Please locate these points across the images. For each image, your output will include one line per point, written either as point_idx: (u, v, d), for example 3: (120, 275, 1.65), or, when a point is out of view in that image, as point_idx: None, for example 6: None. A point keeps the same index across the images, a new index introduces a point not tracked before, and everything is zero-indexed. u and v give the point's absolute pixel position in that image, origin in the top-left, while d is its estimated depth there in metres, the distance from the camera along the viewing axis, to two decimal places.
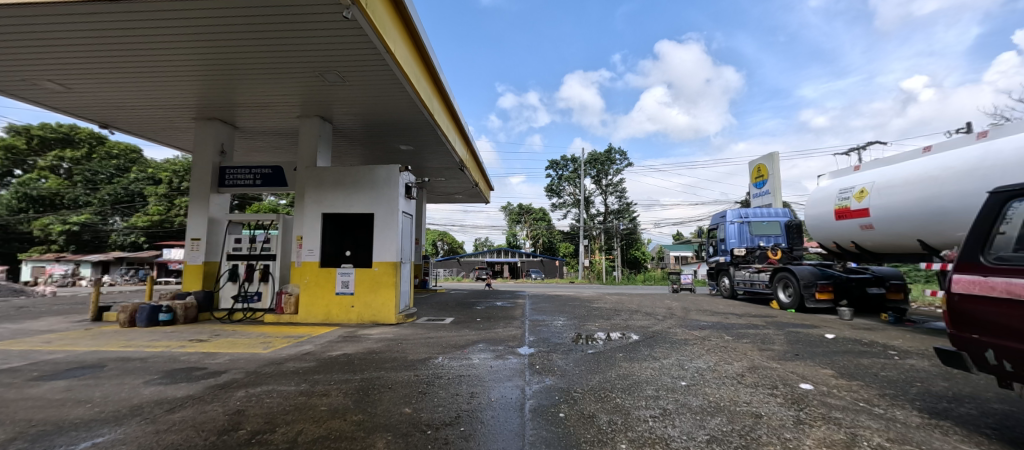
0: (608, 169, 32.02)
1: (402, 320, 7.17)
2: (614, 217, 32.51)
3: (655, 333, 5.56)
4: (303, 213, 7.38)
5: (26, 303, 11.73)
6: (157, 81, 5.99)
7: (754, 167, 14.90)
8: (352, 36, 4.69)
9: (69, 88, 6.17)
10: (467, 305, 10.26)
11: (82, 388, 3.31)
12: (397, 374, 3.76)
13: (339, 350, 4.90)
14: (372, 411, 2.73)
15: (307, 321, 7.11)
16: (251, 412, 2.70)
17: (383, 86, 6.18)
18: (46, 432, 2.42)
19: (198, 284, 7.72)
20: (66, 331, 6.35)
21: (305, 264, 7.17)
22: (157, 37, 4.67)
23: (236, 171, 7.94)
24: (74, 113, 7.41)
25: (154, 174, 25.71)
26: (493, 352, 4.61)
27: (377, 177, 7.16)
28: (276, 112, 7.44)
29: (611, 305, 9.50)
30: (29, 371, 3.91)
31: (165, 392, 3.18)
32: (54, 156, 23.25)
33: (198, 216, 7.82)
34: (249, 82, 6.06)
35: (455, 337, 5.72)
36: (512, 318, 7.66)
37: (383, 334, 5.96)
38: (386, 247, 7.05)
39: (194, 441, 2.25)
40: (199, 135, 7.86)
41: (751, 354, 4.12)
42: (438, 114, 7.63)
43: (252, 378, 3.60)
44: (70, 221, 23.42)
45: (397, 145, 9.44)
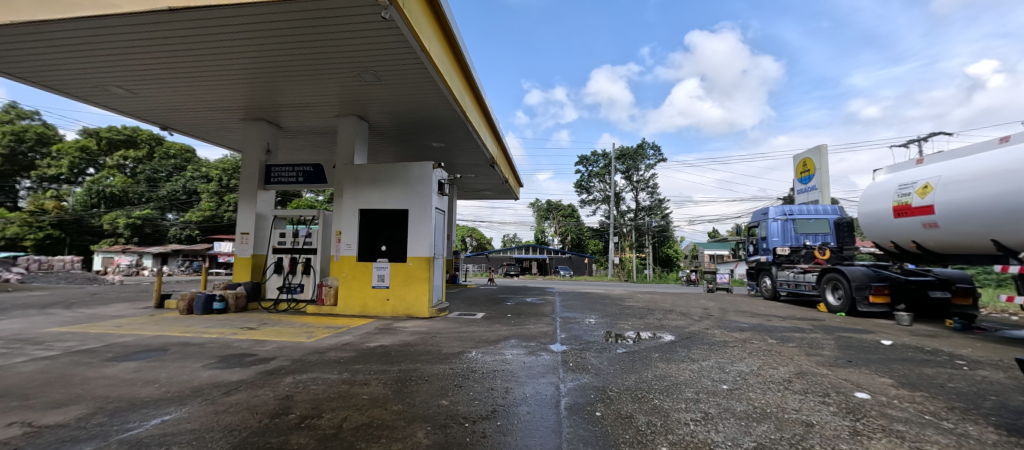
0: (638, 164, 31.28)
1: (435, 314, 7.34)
2: (645, 214, 31.77)
3: (691, 334, 5.39)
4: (341, 209, 7.67)
5: (100, 290, 12.94)
6: (210, 84, 6.40)
7: (799, 161, 14.08)
8: (387, 36, 4.79)
9: (135, 93, 6.70)
10: (498, 300, 10.37)
11: (150, 369, 3.61)
12: (432, 366, 3.85)
13: (377, 341, 5.07)
14: (410, 402, 2.81)
15: (345, 312, 7.40)
16: (299, 398, 2.85)
17: (418, 84, 6.28)
18: (121, 408, 2.66)
19: (247, 275, 8.17)
20: (133, 317, 6.92)
21: (344, 258, 7.45)
22: (211, 43, 4.99)
23: (281, 169, 8.38)
24: (139, 116, 8.05)
25: (206, 172, 27.55)
26: (525, 348, 4.62)
27: (411, 175, 7.34)
28: (316, 111, 7.74)
29: (644, 304, 9.29)
30: (104, 352, 4.31)
31: (222, 376, 3.42)
32: (120, 156, 25.60)
33: (247, 212, 8.28)
34: (292, 84, 6.37)
35: (487, 332, 5.77)
36: (543, 315, 7.61)
37: (418, 328, 6.11)
38: (420, 242, 7.23)
39: (250, 423, 2.40)
40: (247, 135, 8.33)
41: (798, 358, 3.90)
42: (470, 112, 7.66)
43: (298, 365, 3.80)
44: (134, 216, 25.58)
45: (429, 143, 9.62)
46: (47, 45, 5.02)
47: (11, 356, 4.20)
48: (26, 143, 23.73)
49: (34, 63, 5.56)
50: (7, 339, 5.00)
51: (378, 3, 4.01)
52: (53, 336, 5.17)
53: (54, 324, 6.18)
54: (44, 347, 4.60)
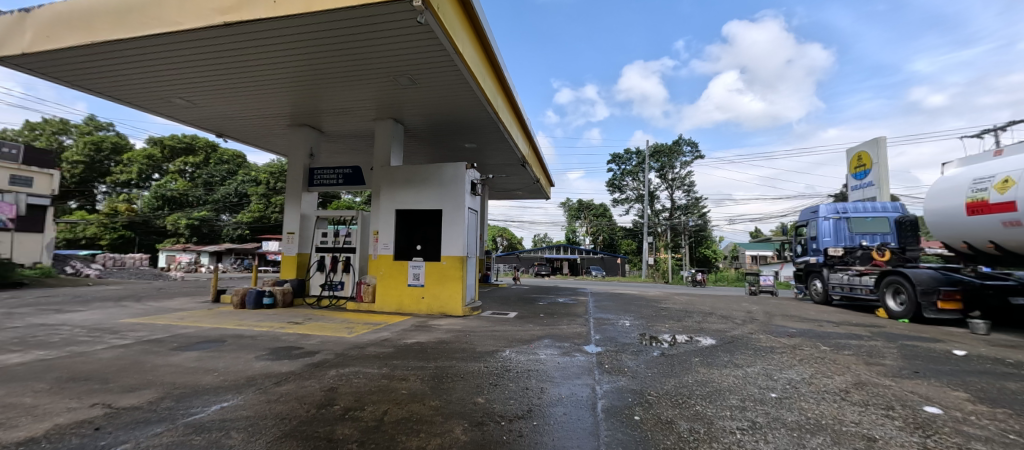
0: (673, 162, 30.23)
1: (468, 312, 7.44)
2: (682, 213, 30.63)
3: (733, 338, 5.14)
4: (379, 210, 7.93)
5: (165, 286, 14.10)
6: (259, 93, 6.81)
7: (853, 155, 13.11)
8: (422, 40, 4.91)
9: (193, 103, 7.25)
10: (530, 300, 10.37)
11: (210, 359, 3.90)
12: (467, 364, 3.91)
13: (413, 338, 5.21)
14: (447, 398, 2.86)
15: (382, 309, 7.65)
16: (342, 390, 2.97)
17: (451, 87, 6.38)
18: (186, 394, 2.89)
19: (293, 273, 8.63)
20: (194, 310, 7.50)
21: (381, 257, 7.70)
22: (260, 53, 5.31)
23: (322, 172, 8.78)
24: (197, 125, 8.69)
25: (255, 176, 29.39)
26: (559, 348, 4.59)
27: (445, 176, 7.48)
28: (354, 116, 8.05)
29: (681, 306, 8.99)
30: (170, 342, 4.69)
31: (272, 367, 3.63)
32: (181, 162, 27.94)
33: (292, 212, 8.76)
34: (333, 90, 6.66)
35: (520, 331, 5.78)
36: (576, 315, 7.53)
37: (452, 325, 6.23)
38: (453, 242, 7.36)
39: (299, 412, 2.53)
40: (292, 140, 8.80)
41: (856, 368, 3.63)
42: (502, 112, 7.69)
43: (340, 359, 3.97)
44: (193, 217, 27.70)
45: (462, 144, 9.77)
46: (121, 61, 5.54)
47: (92, 343, 4.66)
48: (104, 151, 26.56)
49: (110, 79, 6.15)
50: (89, 328, 5.55)
51: (413, 8, 4.12)
52: (126, 326, 5.69)
53: (127, 315, 6.80)
54: (119, 336, 5.08)
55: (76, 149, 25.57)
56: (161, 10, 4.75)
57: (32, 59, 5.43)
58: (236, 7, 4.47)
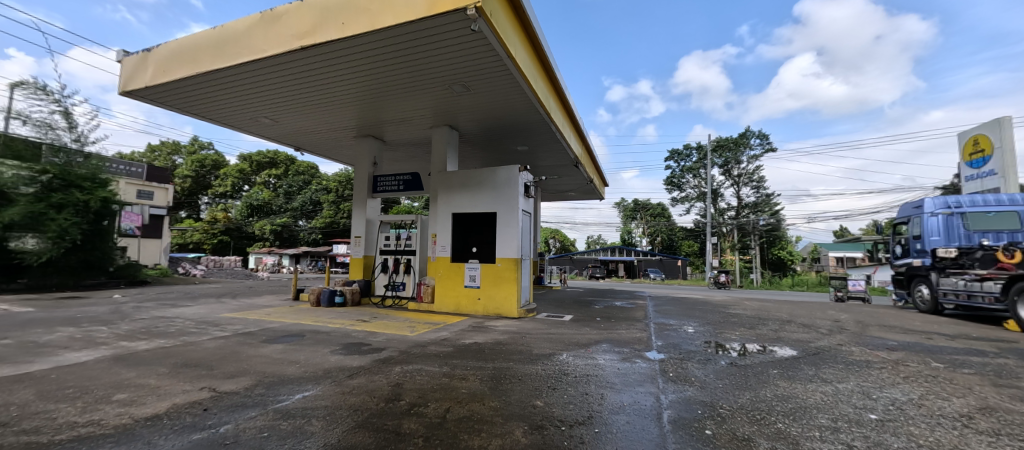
0: (740, 156, 27.92)
1: (523, 314, 7.47)
2: (750, 211, 28.37)
3: (818, 350, 4.62)
4: (436, 213, 8.25)
5: (255, 284, 15.86)
6: (330, 109, 7.44)
7: (966, 141, 11.28)
8: (475, 48, 5.06)
9: (277, 121, 8.11)
10: (585, 302, 10.18)
11: (293, 351, 4.30)
12: (525, 366, 3.91)
13: (471, 338, 5.33)
14: (506, 400, 2.88)
15: (441, 310, 7.93)
16: (408, 386, 3.12)
17: (504, 91, 6.47)
18: (274, 382, 3.21)
19: (360, 273, 9.25)
20: (278, 307, 8.34)
21: (439, 259, 7.99)
22: (331, 72, 5.81)
23: (385, 179, 9.33)
24: (279, 141, 9.70)
25: (326, 185, 32.06)
26: (619, 354, 4.44)
27: (498, 179, 7.60)
28: (413, 125, 8.47)
29: (752, 313, 8.27)
30: (260, 335, 5.25)
31: (345, 361, 3.92)
32: (266, 175, 31.33)
33: (359, 217, 9.40)
34: (394, 101, 7.09)
35: (577, 335, 5.68)
36: (635, 320, 7.23)
37: (508, 327, 6.29)
38: (508, 244, 7.44)
39: (370, 405, 2.69)
40: (358, 150, 9.48)
41: (980, 390, 3.07)
42: (555, 113, 7.63)
43: (404, 356, 4.17)
44: (275, 223, 30.85)
45: (514, 147, 9.86)
46: (220, 88, 6.37)
47: (199, 334, 5.37)
48: (206, 167, 30.60)
49: (212, 104, 7.09)
50: (197, 321, 6.40)
51: (467, 17, 4.26)
52: (226, 320, 6.48)
53: (226, 310, 7.75)
54: (220, 328, 5.79)
55: (186, 166, 29.77)
56: (250, 40, 5.42)
57: (153, 90, 6.44)
58: (311, 31, 4.97)
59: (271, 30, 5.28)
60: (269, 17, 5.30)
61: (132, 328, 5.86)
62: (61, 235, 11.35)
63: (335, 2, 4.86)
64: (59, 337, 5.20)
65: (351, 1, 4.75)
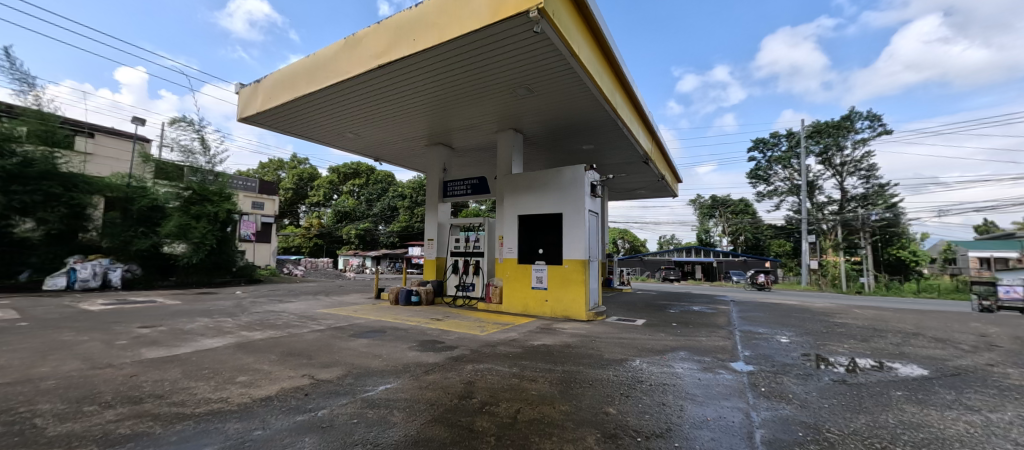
0: (842, 141, 24.31)
1: (592, 317, 7.28)
2: (857, 205, 24.78)
3: (958, 371, 3.82)
4: (503, 216, 8.39)
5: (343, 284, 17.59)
6: (404, 120, 7.97)
7: None
8: (538, 50, 5.06)
9: (359, 135, 8.90)
10: (659, 306, 9.63)
11: (376, 346, 4.67)
12: (595, 371, 3.79)
13: (539, 340, 5.32)
14: (577, 404, 2.82)
15: (509, 310, 8.05)
16: (479, 385, 3.20)
17: (569, 90, 6.39)
18: (361, 373, 3.51)
19: (433, 274, 9.77)
20: (363, 304, 9.13)
21: (507, 260, 8.13)
22: (405, 86, 6.23)
23: (454, 184, 9.75)
24: (362, 153, 10.64)
25: (401, 192, 34.65)
26: (699, 363, 4.11)
27: (564, 179, 7.52)
28: (480, 130, 8.74)
29: (864, 323, 7.13)
30: (349, 329, 5.80)
31: (422, 357, 4.15)
32: (351, 184, 34.61)
33: (431, 221, 9.92)
34: (461, 109, 7.38)
35: (651, 341, 5.37)
36: (717, 327, 6.64)
37: (577, 330, 6.17)
38: (575, 245, 7.32)
39: (445, 400, 2.81)
40: (430, 158, 10.02)
41: None
42: (622, 109, 7.34)
43: (475, 355, 4.30)
44: (359, 228, 33.89)
45: (579, 146, 9.69)
46: (313, 109, 7.19)
47: (300, 327, 6.08)
48: (304, 180, 34.70)
49: (307, 124, 8.01)
50: (299, 315, 7.26)
51: (530, 20, 4.29)
52: (321, 315, 7.27)
53: (321, 306, 8.69)
54: (317, 322, 6.50)
55: (288, 179, 34.12)
56: (336, 64, 6.03)
57: (262, 115, 7.47)
58: (388, 50, 5.38)
59: (354, 53, 5.83)
60: (352, 41, 5.86)
61: (249, 320, 6.84)
62: (202, 241, 13.80)
63: (408, 21, 5.21)
64: (197, 326, 6.25)
65: (421, 18, 5.07)
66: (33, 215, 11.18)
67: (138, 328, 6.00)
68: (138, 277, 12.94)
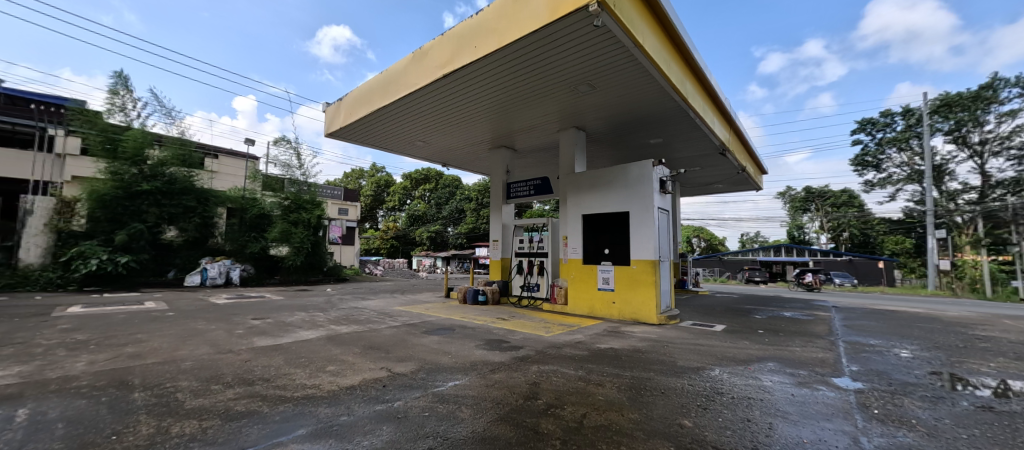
0: (982, 114, 20.08)
1: (664, 321, 6.87)
2: (1008, 191, 20.27)
3: None
4: (567, 216, 8.29)
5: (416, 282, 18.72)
6: (468, 126, 8.27)
7: None
8: (598, 44, 4.92)
9: (427, 142, 9.42)
10: (741, 311, 8.77)
11: (446, 343, 4.89)
12: (668, 379, 3.56)
13: (606, 343, 5.15)
14: (648, 413, 2.68)
15: (574, 312, 7.91)
16: (544, 387, 3.18)
17: (633, 83, 6.11)
18: (433, 369, 3.69)
19: (499, 274, 9.96)
20: (434, 302, 9.63)
21: (571, 261, 8.01)
22: (467, 92, 6.45)
23: (518, 185, 9.85)
24: (431, 159, 11.24)
25: (468, 195, 36.08)
26: (792, 376, 3.66)
27: (630, 176, 7.22)
28: (541, 131, 8.73)
29: (1018, 338, 5.79)
30: (421, 326, 6.14)
31: (488, 356, 4.25)
32: (422, 189, 36.75)
33: (496, 222, 10.14)
34: (522, 111, 7.45)
35: (732, 349, 4.91)
36: (814, 336, 5.85)
37: (647, 334, 5.86)
38: (643, 245, 6.98)
39: (510, 400, 2.84)
40: (493, 161, 10.25)
41: None
42: (694, 98, 6.82)
43: (540, 356, 4.29)
44: (430, 230, 35.85)
45: (647, 140, 9.22)
46: (387, 122, 7.76)
47: (379, 323, 6.58)
48: (382, 186, 37.68)
49: (381, 135, 8.67)
50: (378, 312, 7.88)
51: (589, 13, 4.17)
52: (397, 312, 7.80)
53: (397, 304, 9.34)
54: (393, 319, 6.99)
55: (368, 187, 37.28)
56: (405, 77, 6.45)
57: (344, 130, 8.26)
58: (451, 60, 5.62)
59: (420, 65, 6.19)
60: (419, 55, 6.22)
61: (337, 315, 7.58)
62: (300, 244, 15.66)
63: (469, 29, 5.40)
64: (296, 319, 7.08)
65: (481, 25, 5.21)
66: (177, 224, 13.59)
67: (251, 320, 6.97)
68: (251, 275, 14.96)
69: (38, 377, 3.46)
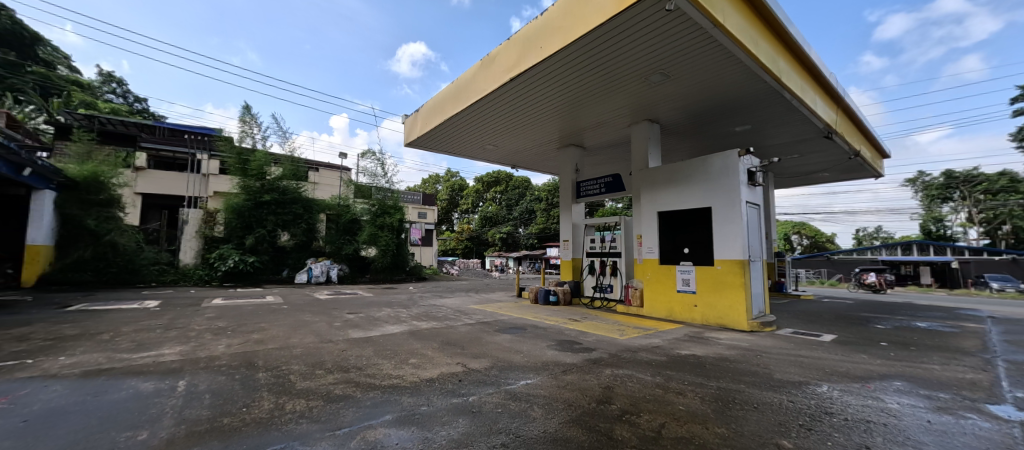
0: None
1: (757, 328, 6.19)
2: None
3: None
4: (641, 214, 7.90)
5: None
6: (535, 126, 8.32)
7: None
8: (672, 29, 4.61)
9: (497, 145, 9.66)
10: (857, 319, 7.54)
11: (518, 342, 4.96)
12: (763, 393, 3.20)
13: (688, 349, 4.79)
14: (737, 429, 2.43)
15: (651, 314, 7.51)
16: (619, 392, 3.06)
17: (714, 68, 5.62)
18: (505, 367, 3.78)
19: (570, 275, 9.85)
20: (506, 302, 9.85)
21: (647, 261, 7.62)
22: (534, 93, 6.49)
23: (587, 184, 9.65)
24: (500, 162, 11.51)
25: (537, 195, 36.46)
26: (928, 400, 3.04)
27: (712, 168, 6.65)
28: (611, 126, 8.43)
29: None
30: (495, 325, 6.32)
31: (560, 357, 4.22)
32: (493, 191, 37.92)
33: (566, 222, 10.03)
34: (590, 107, 7.28)
35: (845, 363, 4.24)
36: (961, 352, 4.80)
37: (736, 341, 5.33)
38: (729, 243, 6.38)
39: (583, 403, 2.78)
40: (562, 160, 10.16)
41: None
42: (789, 77, 6.04)
43: (615, 360, 4.14)
44: (502, 231, 36.79)
45: (731, 128, 8.40)
46: (458, 128, 8.12)
47: (456, 320, 6.91)
48: (456, 190, 39.69)
49: (454, 141, 9.11)
50: (454, 310, 8.29)
51: None
52: (472, 310, 8.13)
53: (471, 302, 9.72)
54: (468, 317, 7.30)
55: (444, 191, 39.50)
56: (475, 84, 6.70)
57: (422, 139, 8.85)
58: (518, 62, 5.70)
59: (489, 71, 6.38)
60: (487, 61, 6.41)
61: (418, 312, 8.14)
62: (386, 246, 17.17)
63: (535, 30, 5.42)
64: (383, 315, 7.75)
65: (547, 24, 5.21)
66: (290, 229, 15.57)
67: (347, 314, 7.80)
68: (346, 274, 16.76)
69: (192, 355, 4.26)
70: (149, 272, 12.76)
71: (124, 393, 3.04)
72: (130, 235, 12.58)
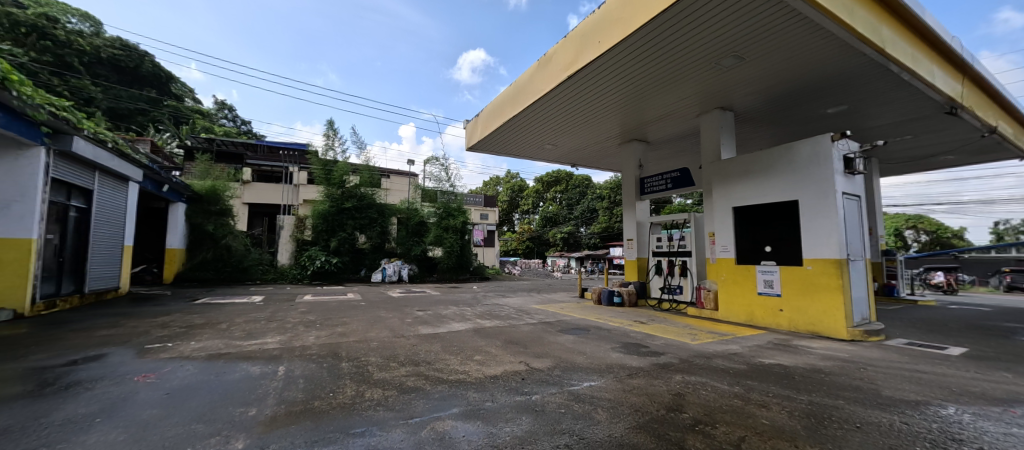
0: None
1: (859, 337, 5.42)
2: None
3: None
4: (714, 209, 7.34)
5: None
6: (595, 123, 8.14)
7: None
8: (745, 7, 4.23)
9: (556, 144, 9.59)
10: (997, 330, 6.25)
11: (581, 343, 4.88)
12: (867, 411, 2.79)
13: (772, 358, 4.35)
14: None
15: (728, 318, 6.94)
16: (691, 399, 2.88)
17: (797, 44, 5.04)
18: (568, 367, 3.74)
19: (635, 275, 9.47)
20: (569, 302, 9.75)
21: (721, 261, 7.06)
22: (593, 89, 6.36)
23: (652, 180, 9.19)
24: (560, 161, 11.42)
25: (599, 193, 35.56)
26: None
27: (799, 156, 5.97)
28: (678, 117, 7.95)
29: None
30: (557, 325, 6.29)
31: (626, 360, 4.07)
32: (553, 191, 37.76)
33: (630, 220, 9.65)
34: (654, 99, 6.94)
35: (981, 382, 3.53)
36: None
37: (832, 351, 4.71)
38: (822, 241, 5.66)
39: (651, 409, 2.66)
40: (624, 156, 9.79)
41: None
42: (897, 46, 5.20)
43: (686, 365, 3.90)
44: (563, 231, 36.44)
45: (822, 111, 7.46)
46: (518, 129, 8.22)
47: (518, 319, 7.00)
48: (516, 191, 40.18)
49: (514, 143, 9.23)
50: (517, 309, 8.40)
51: None
52: (534, 310, 8.17)
53: (533, 302, 9.78)
54: (530, 316, 7.34)
55: (505, 192, 40.20)
56: (533, 85, 6.74)
57: (483, 142, 9.10)
58: (576, 60, 5.63)
59: (546, 71, 6.38)
60: (545, 61, 6.41)
61: (482, 310, 8.38)
62: (451, 247, 17.92)
63: (593, 25, 5.31)
64: (450, 312, 8.10)
65: (605, 17, 5.07)
66: (366, 232, 16.93)
67: (417, 311, 8.28)
68: (416, 273, 17.79)
69: (288, 344, 4.84)
70: (255, 271, 14.68)
71: (238, 375, 3.55)
72: (240, 239, 14.66)
